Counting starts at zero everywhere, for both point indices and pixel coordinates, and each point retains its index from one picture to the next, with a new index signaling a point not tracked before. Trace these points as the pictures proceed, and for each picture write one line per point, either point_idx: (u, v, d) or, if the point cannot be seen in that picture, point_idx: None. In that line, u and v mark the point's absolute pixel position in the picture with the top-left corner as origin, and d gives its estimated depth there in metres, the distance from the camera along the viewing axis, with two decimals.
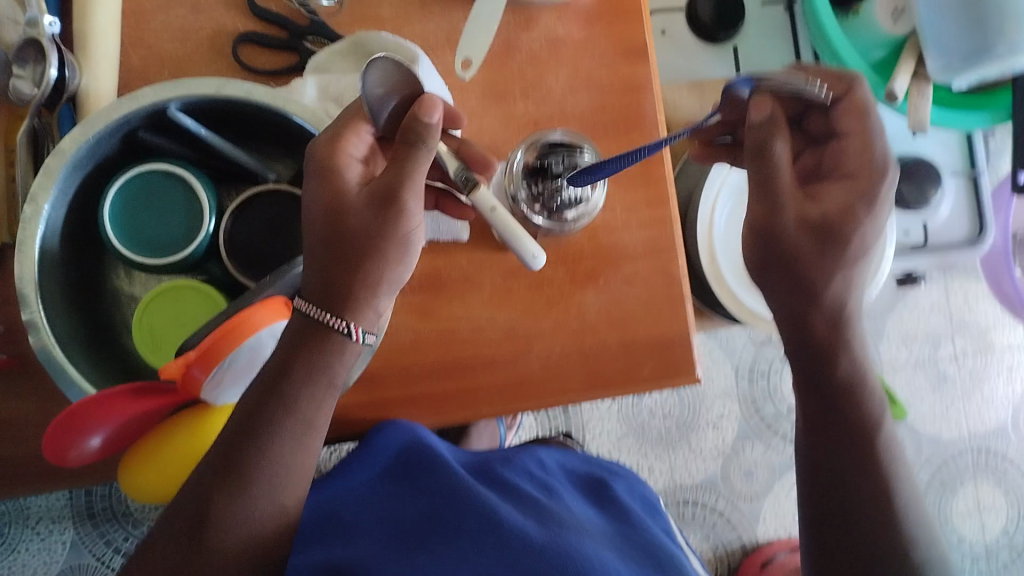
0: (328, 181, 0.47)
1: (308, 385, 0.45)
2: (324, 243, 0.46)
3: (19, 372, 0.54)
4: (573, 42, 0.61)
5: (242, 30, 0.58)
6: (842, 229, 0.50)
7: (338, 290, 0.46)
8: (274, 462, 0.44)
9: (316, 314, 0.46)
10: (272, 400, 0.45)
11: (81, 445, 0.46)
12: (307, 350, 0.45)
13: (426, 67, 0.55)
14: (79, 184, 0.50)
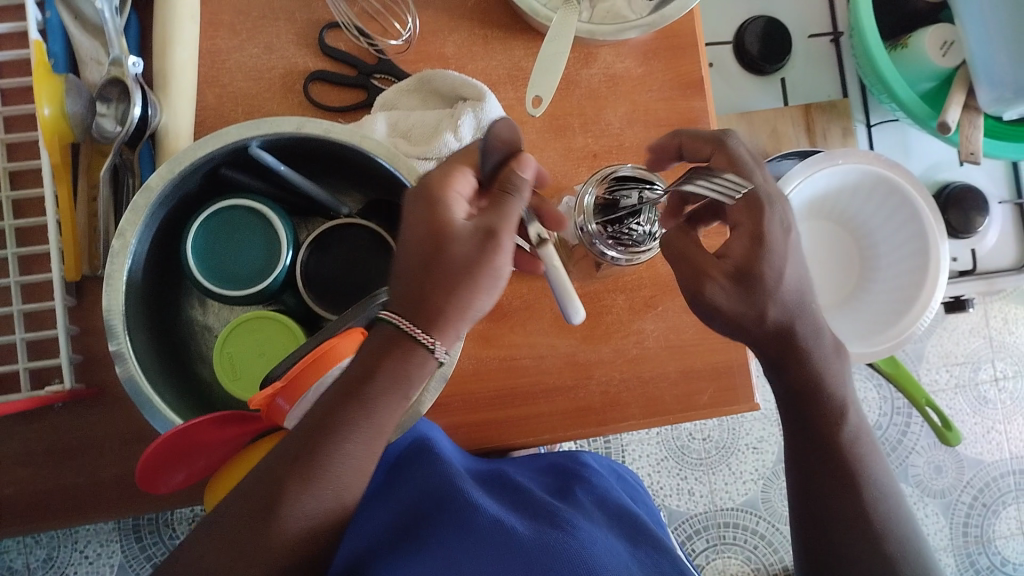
0: (433, 209, 0.43)
1: (389, 394, 0.42)
2: (416, 268, 0.43)
3: (100, 401, 0.56)
4: (631, 78, 0.63)
5: (314, 68, 0.60)
6: (759, 278, 0.46)
7: (430, 312, 0.42)
8: (338, 466, 0.41)
9: (408, 329, 0.42)
10: (342, 412, 0.41)
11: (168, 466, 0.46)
12: (392, 361, 0.42)
13: (493, 107, 0.56)
14: (163, 221, 0.51)
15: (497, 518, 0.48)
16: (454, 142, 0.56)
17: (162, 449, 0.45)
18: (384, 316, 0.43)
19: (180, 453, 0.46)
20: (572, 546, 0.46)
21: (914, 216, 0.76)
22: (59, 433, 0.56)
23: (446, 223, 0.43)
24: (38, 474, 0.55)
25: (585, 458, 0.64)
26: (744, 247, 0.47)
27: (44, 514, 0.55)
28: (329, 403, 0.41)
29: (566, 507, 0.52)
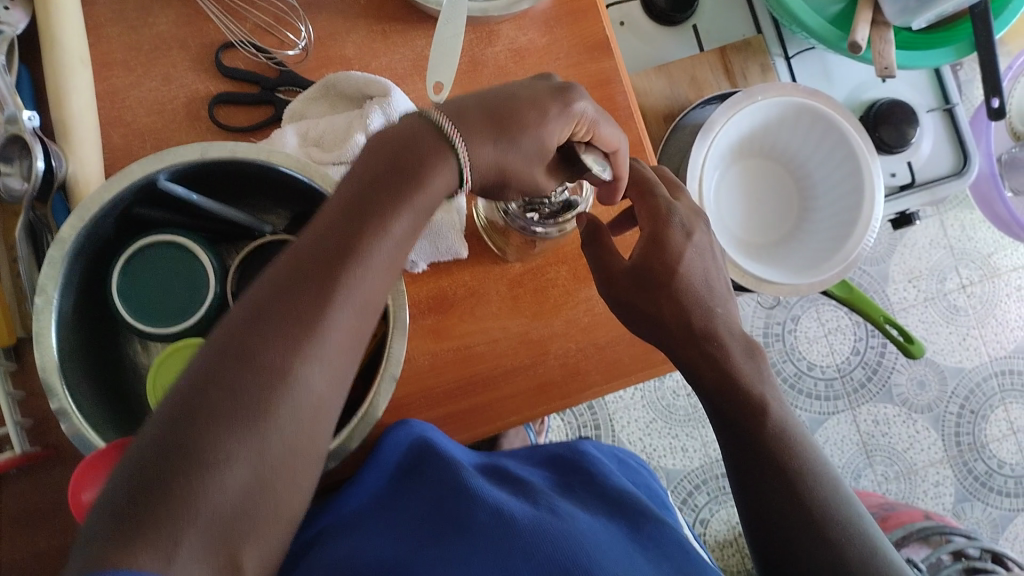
0: (541, 96, 0.49)
1: (430, 181, 0.43)
2: (482, 113, 0.47)
3: (59, 460, 0.55)
4: (536, 48, 0.62)
5: (217, 92, 0.59)
6: (662, 271, 0.51)
7: (479, 131, 0.46)
8: (368, 273, 0.40)
9: (454, 139, 0.45)
10: (380, 212, 0.41)
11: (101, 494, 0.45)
12: (434, 159, 0.44)
13: (400, 100, 0.55)
14: (84, 269, 0.50)
15: (494, 509, 0.48)
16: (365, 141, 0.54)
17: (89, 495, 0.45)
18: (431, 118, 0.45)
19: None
20: (555, 537, 0.46)
21: (845, 135, 0.76)
22: (23, 498, 0.55)
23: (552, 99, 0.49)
24: (9, 541, 0.55)
25: (582, 446, 0.63)
26: (644, 248, 0.52)
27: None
28: (359, 200, 0.41)
29: (562, 500, 0.52)
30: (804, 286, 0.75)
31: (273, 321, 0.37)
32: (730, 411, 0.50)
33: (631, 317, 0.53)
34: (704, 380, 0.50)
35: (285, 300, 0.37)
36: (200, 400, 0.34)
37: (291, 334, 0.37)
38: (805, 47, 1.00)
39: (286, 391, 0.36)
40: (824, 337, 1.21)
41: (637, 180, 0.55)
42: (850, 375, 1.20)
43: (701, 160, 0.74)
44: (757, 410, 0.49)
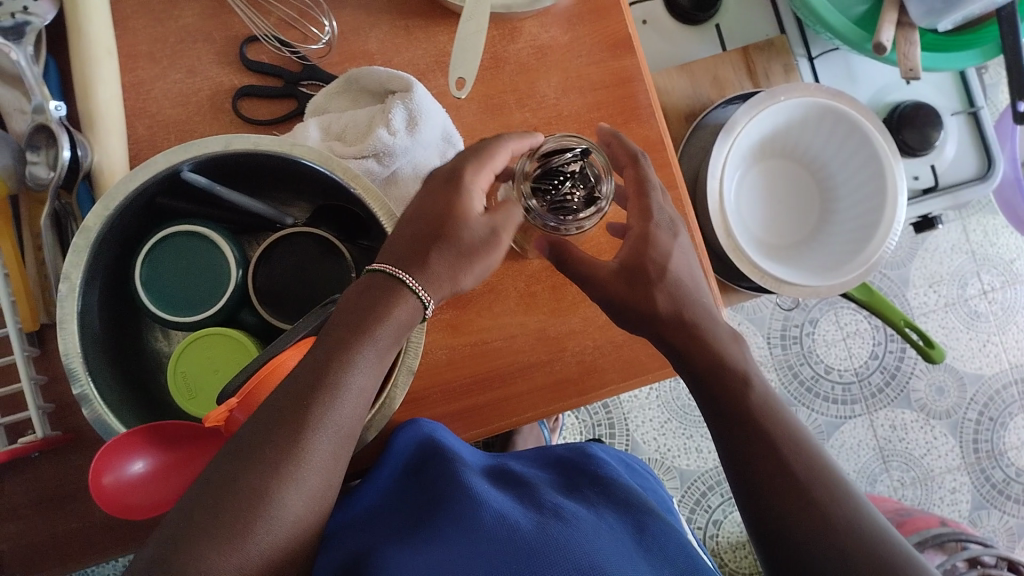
0: (452, 197, 0.48)
1: (386, 326, 0.45)
2: (420, 242, 0.47)
3: (79, 446, 0.56)
4: (557, 46, 0.62)
5: (241, 84, 0.60)
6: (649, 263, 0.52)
7: (420, 257, 0.47)
8: (337, 410, 0.43)
9: (409, 281, 0.46)
10: (347, 351, 0.44)
11: (124, 472, 0.47)
12: (384, 299, 0.45)
13: (424, 96, 0.55)
14: (109, 258, 0.51)
15: (500, 512, 0.47)
16: (387, 135, 0.54)
17: (109, 478, 0.46)
18: (375, 267, 0.47)
19: (145, 482, 0.48)
20: (562, 538, 0.45)
21: (868, 138, 0.75)
22: (44, 483, 0.56)
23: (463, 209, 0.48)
24: (29, 524, 0.55)
25: (591, 449, 0.63)
26: (633, 248, 0.53)
27: (38, 563, 0.55)
28: (320, 347, 0.44)
29: (569, 501, 0.52)
30: (823, 288, 0.75)
31: (246, 468, 0.40)
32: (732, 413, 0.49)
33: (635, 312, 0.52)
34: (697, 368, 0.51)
35: (258, 447, 0.40)
36: (185, 525, 0.38)
37: (263, 475, 0.40)
38: (829, 48, 0.99)
39: (262, 520, 0.39)
40: (842, 340, 1.20)
41: (637, 176, 0.54)
42: (868, 380, 1.19)
43: (721, 162, 0.74)
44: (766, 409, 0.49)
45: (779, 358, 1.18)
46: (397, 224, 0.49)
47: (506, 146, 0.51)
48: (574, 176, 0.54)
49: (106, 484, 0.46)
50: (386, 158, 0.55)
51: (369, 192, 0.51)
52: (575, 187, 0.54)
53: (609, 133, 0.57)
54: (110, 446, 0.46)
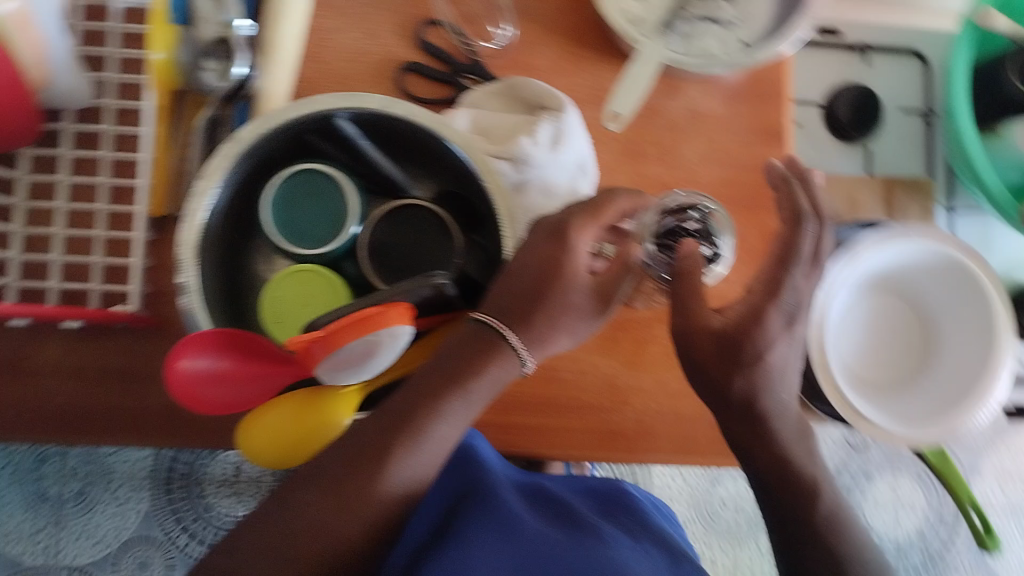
0: (559, 252, 0.48)
1: (481, 376, 0.48)
2: (521, 300, 0.49)
3: (157, 332, 0.59)
4: (713, 117, 0.62)
5: (411, 60, 0.62)
6: (743, 349, 0.47)
7: (523, 314, 0.49)
8: (422, 458, 0.47)
9: (509, 337, 0.49)
10: (439, 401, 0.48)
11: (199, 365, 0.49)
12: (481, 354, 0.49)
13: (572, 121, 0.57)
14: (249, 173, 0.54)
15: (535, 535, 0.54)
16: (529, 145, 0.56)
17: (184, 365, 0.48)
18: (478, 316, 0.49)
19: (212, 379, 0.49)
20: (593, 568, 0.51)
21: (987, 299, 0.74)
22: (116, 355, 0.59)
23: (570, 272, 0.49)
24: (89, 389, 0.58)
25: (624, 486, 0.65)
26: (743, 312, 0.48)
27: (91, 426, 0.58)
28: (411, 392, 0.48)
29: (606, 526, 0.57)
30: (904, 434, 0.71)
31: (333, 496, 0.46)
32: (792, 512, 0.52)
33: (697, 374, 0.49)
34: (758, 462, 0.51)
35: (348, 479, 0.46)
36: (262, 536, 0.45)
37: (343, 505, 0.46)
38: (970, 206, 1.00)
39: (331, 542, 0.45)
40: (892, 505, 1.16)
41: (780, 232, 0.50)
42: (907, 555, 1.14)
43: (837, 275, 0.73)
44: (819, 511, 0.52)
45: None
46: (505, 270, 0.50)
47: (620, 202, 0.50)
48: (700, 232, 0.52)
49: (182, 368, 0.48)
50: (520, 165, 0.56)
51: (497, 189, 0.53)
52: (702, 247, 0.51)
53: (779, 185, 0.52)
54: (196, 335, 0.48)
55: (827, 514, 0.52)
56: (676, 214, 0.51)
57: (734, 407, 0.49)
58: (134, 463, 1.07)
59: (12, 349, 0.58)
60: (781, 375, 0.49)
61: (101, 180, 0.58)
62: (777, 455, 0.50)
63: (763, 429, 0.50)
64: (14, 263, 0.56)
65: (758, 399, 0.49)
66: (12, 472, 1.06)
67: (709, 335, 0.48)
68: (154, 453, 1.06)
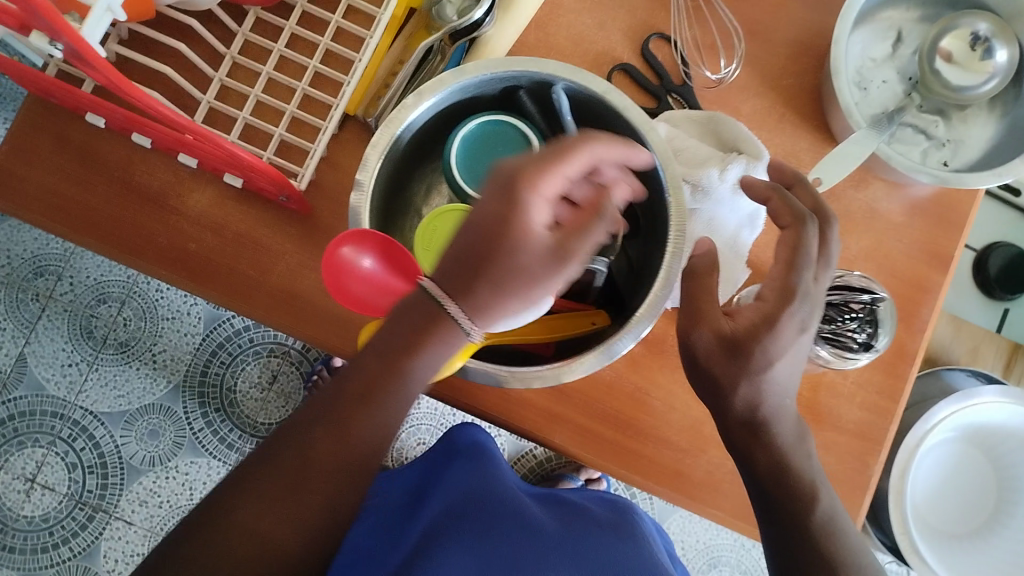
0: (510, 208, 0.43)
1: (430, 357, 0.44)
2: (474, 266, 0.44)
3: (305, 219, 0.60)
4: (890, 221, 0.62)
5: (625, 60, 0.63)
6: (745, 346, 0.48)
7: (468, 283, 0.44)
8: (349, 448, 0.46)
9: (452, 312, 0.44)
10: (386, 379, 0.45)
11: (356, 261, 0.50)
12: (431, 329, 0.44)
13: (764, 172, 0.57)
14: (452, 104, 0.55)
15: (503, 518, 0.71)
16: (716, 179, 0.56)
17: (344, 254, 0.50)
18: (425, 283, 0.45)
19: (362, 278, 0.51)
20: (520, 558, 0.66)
21: None
22: (258, 224, 0.60)
23: (523, 226, 0.43)
24: (222, 245, 0.60)
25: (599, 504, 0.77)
26: (752, 323, 0.49)
27: (213, 277, 0.60)
28: (361, 372, 0.46)
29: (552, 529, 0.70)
30: None
31: (265, 491, 0.45)
32: (784, 520, 0.51)
33: (701, 382, 0.51)
34: (756, 466, 0.52)
35: (276, 467, 0.46)
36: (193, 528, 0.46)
37: (265, 508, 0.45)
38: None
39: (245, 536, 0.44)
40: None
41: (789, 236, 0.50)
42: None
43: (941, 416, 0.69)
44: (816, 515, 0.51)
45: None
46: (467, 218, 0.46)
47: (588, 154, 0.45)
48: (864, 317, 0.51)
49: (340, 257, 0.50)
50: (699, 193, 0.57)
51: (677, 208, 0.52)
52: (861, 330, 0.51)
53: (773, 188, 0.52)
54: (363, 232, 0.49)
55: (825, 516, 0.51)
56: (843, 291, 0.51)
57: (732, 416, 0.51)
58: (183, 335, 1.08)
59: (169, 183, 0.60)
60: (754, 403, 0.50)
61: (311, 64, 0.59)
62: (781, 459, 0.51)
63: (764, 434, 0.51)
64: (205, 105, 0.58)
65: (788, 462, 0.51)
66: (70, 299, 1.08)
67: (717, 338, 0.49)
68: (206, 331, 1.07)
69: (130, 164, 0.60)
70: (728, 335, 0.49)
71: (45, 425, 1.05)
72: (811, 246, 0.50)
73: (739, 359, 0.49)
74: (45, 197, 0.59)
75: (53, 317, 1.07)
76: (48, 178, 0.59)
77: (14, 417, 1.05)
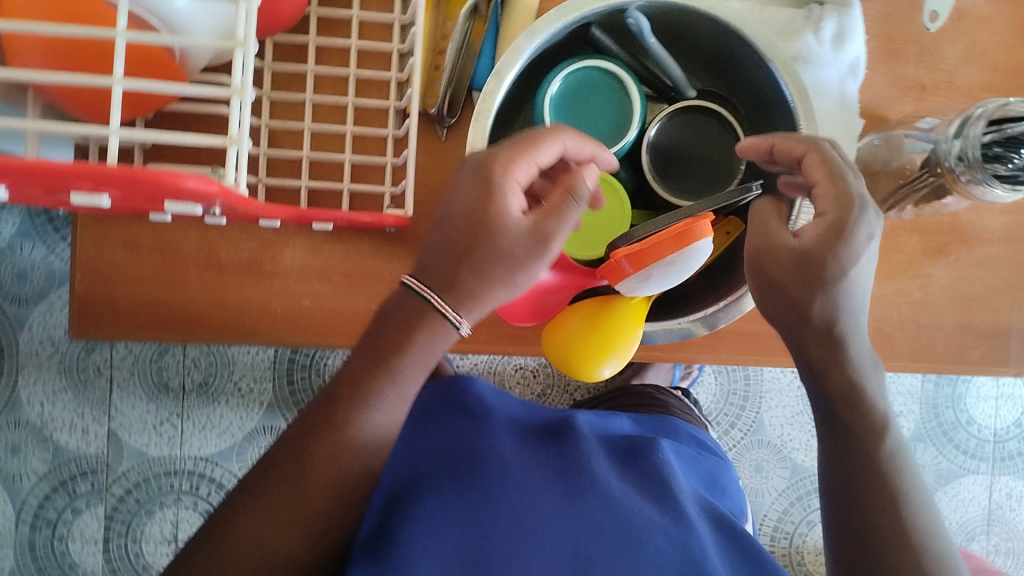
0: (482, 196, 0.43)
1: (424, 356, 0.45)
2: (461, 258, 0.44)
3: (408, 236, 0.57)
4: (977, 15, 0.59)
5: None
6: (821, 270, 0.44)
7: (449, 276, 0.44)
8: (347, 454, 0.44)
9: (436, 303, 0.44)
10: (382, 381, 0.45)
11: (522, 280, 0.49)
12: (427, 333, 0.44)
13: (856, 14, 0.53)
14: (528, 67, 0.51)
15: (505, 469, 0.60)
16: (815, 44, 0.53)
17: None
18: (408, 281, 0.45)
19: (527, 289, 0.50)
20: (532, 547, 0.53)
21: None
22: (361, 258, 0.57)
23: (498, 217, 0.43)
24: (335, 292, 0.57)
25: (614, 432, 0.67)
26: (820, 240, 0.44)
27: (341, 325, 0.57)
28: (353, 376, 0.45)
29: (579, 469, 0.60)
30: None
31: (274, 507, 0.44)
32: (856, 448, 0.48)
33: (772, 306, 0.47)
34: (825, 385, 0.48)
35: (280, 470, 0.44)
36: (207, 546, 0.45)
37: (265, 521, 0.44)
38: None
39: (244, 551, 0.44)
40: (993, 399, 1.17)
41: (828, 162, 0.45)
42: (1004, 444, 1.17)
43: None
44: (886, 448, 0.48)
45: (931, 394, 1.15)
46: (438, 213, 0.46)
47: (559, 143, 0.45)
48: None
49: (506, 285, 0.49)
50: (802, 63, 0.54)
51: (800, 95, 0.48)
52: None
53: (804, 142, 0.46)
54: None
55: (892, 452, 0.48)
56: (1000, 125, 0.47)
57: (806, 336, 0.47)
58: (256, 355, 1.06)
59: (259, 251, 0.56)
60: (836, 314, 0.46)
61: (353, 73, 0.54)
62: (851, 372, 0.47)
63: (838, 343, 0.47)
64: (263, 159, 0.53)
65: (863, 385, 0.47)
66: (132, 361, 1.04)
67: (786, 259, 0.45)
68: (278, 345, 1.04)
69: (210, 245, 0.55)
70: (807, 260, 0.45)
71: (164, 486, 1.05)
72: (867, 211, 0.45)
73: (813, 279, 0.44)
74: (142, 310, 0.55)
75: (125, 384, 1.04)
76: (138, 289, 0.55)
77: (131, 490, 1.05)
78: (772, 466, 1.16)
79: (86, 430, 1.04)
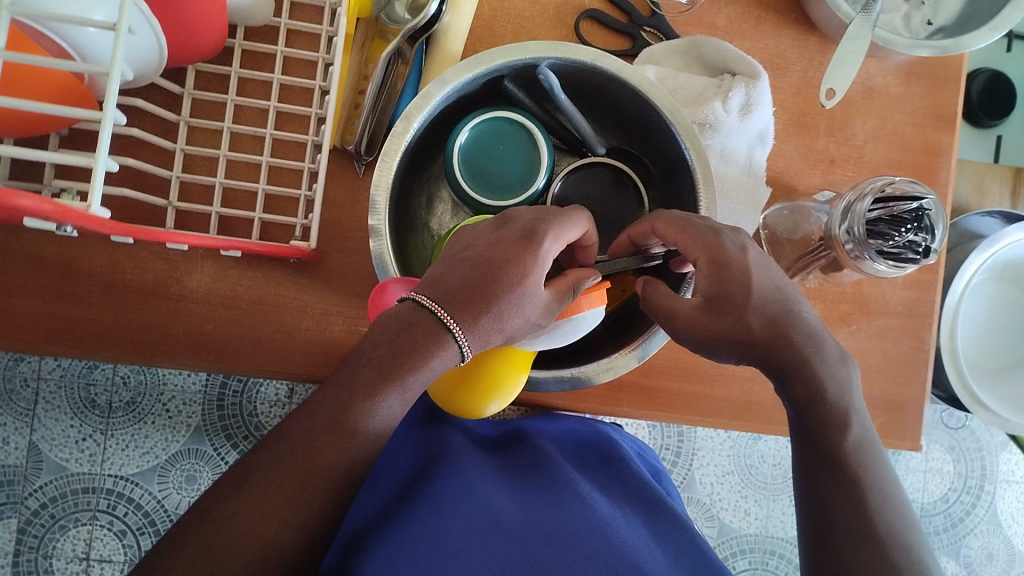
0: (523, 252, 0.43)
1: (422, 373, 0.41)
2: (472, 288, 0.42)
3: (316, 269, 0.57)
4: (888, 95, 0.61)
5: (589, 6, 0.59)
6: (732, 298, 0.44)
7: (468, 300, 0.42)
8: (330, 461, 0.39)
9: (448, 322, 0.41)
10: (375, 392, 0.40)
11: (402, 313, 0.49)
12: (429, 349, 0.41)
13: (766, 87, 0.55)
14: (440, 113, 0.52)
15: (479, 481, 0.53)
16: (723, 113, 0.55)
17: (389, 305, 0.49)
18: (418, 299, 0.42)
19: None
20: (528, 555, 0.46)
21: None
22: (269, 288, 0.57)
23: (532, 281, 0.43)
24: (238, 320, 0.57)
25: (586, 455, 0.61)
26: (706, 275, 0.45)
27: (242, 354, 0.57)
28: (343, 390, 0.40)
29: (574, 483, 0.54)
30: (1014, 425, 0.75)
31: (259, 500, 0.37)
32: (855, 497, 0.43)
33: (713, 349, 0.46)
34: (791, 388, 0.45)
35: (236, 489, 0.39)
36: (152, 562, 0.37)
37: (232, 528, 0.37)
38: None
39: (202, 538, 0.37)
40: (922, 472, 1.18)
41: (673, 222, 0.46)
42: (929, 518, 1.17)
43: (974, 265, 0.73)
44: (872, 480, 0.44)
45: None
46: (450, 252, 0.44)
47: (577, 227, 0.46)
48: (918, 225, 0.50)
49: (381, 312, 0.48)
50: (709, 131, 0.56)
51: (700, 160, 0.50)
52: (920, 238, 0.50)
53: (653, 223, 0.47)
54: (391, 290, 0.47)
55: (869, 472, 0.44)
56: (887, 203, 0.50)
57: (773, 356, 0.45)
58: (188, 376, 1.05)
59: (165, 273, 0.56)
60: (775, 305, 0.45)
61: (272, 105, 0.55)
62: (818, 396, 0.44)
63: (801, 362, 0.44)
64: (173, 182, 0.53)
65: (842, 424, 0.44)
66: (60, 374, 1.04)
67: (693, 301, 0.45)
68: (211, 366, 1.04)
69: (116, 264, 0.56)
70: (713, 293, 0.45)
71: (80, 503, 1.03)
72: (730, 245, 0.45)
73: (722, 308, 0.45)
74: (39, 324, 0.55)
75: (51, 397, 1.04)
76: (37, 302, 0.55)
77: (47, 505, 1.03)
78: (699, 524, 1.15)
79: (6, 441, 1.03)
